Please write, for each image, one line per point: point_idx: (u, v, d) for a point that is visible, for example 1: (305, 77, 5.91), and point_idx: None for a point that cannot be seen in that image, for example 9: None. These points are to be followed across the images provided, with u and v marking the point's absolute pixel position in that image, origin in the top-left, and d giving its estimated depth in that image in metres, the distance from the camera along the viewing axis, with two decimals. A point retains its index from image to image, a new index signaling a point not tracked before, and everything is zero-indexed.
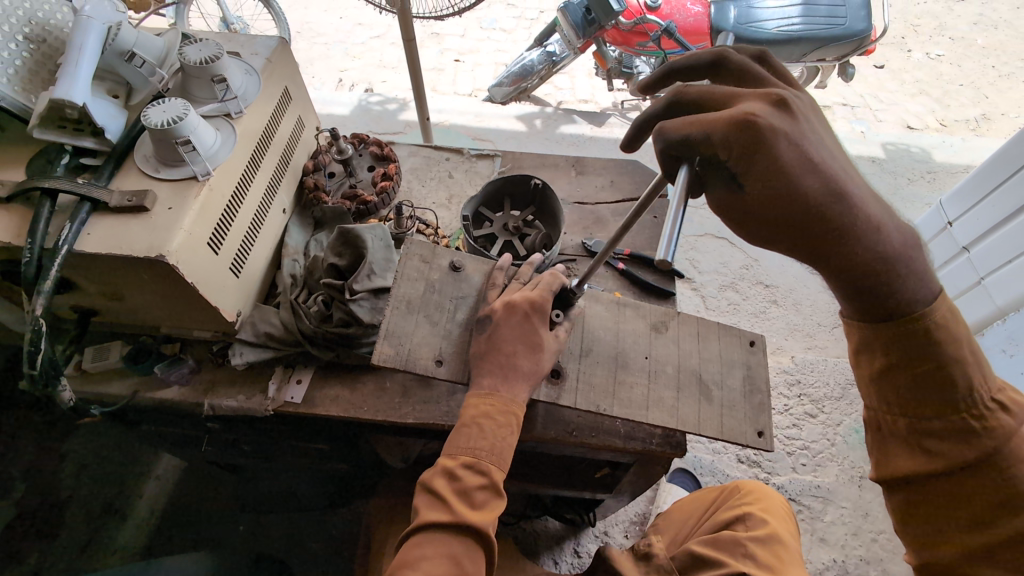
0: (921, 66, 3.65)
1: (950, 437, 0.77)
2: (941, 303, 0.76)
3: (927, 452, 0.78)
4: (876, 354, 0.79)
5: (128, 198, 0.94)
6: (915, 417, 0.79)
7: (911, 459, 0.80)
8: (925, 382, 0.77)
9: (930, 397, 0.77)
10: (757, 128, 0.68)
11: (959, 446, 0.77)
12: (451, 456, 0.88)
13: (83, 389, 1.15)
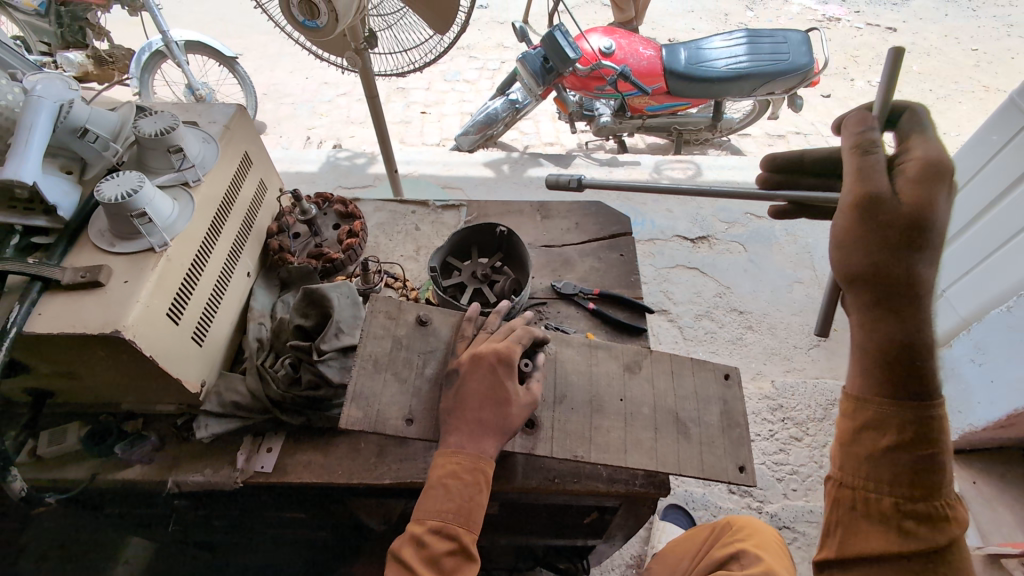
0: (865, 93, 3.87)
1: (917, 527, 0.72)
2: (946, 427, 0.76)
3: (901, 530, 0.73)
4: (886, 432, 0.76)
5: (81, 274, 0.91)
6: (888, 495, 0.75)
7: (900, 536, 0.72)
8: (910, 464, 0.74)
9: (914, 481, 0.74)
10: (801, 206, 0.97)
11: (931, 528, 0.72)
12: (419, 521, 0.85)
13: (38, 476, 1.09)
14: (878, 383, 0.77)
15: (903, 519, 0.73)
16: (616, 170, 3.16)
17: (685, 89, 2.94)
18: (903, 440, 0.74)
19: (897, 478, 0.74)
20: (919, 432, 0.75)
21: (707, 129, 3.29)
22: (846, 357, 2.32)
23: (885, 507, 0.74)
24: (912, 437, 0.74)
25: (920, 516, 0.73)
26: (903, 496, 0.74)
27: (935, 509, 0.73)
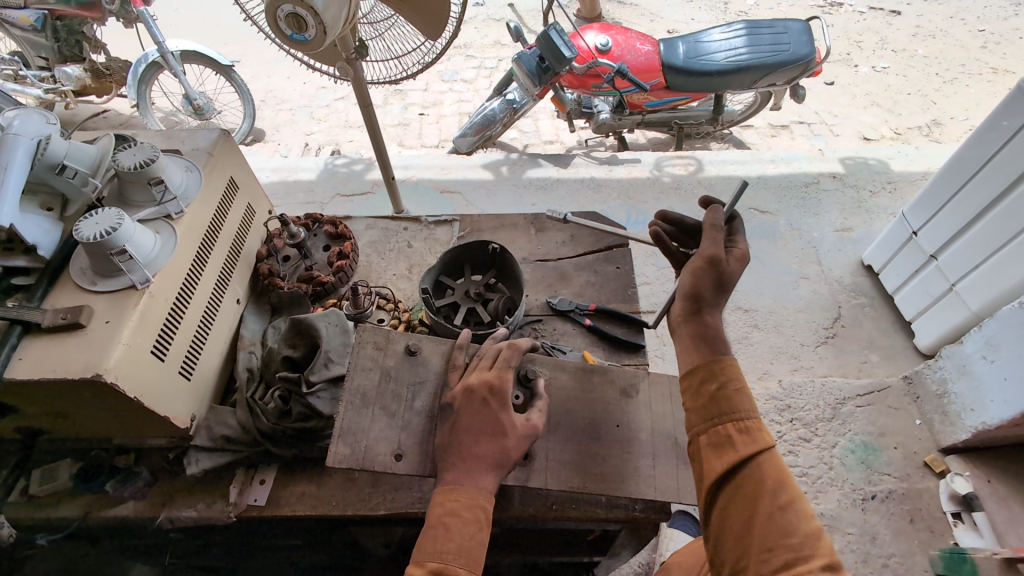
0: (868, 80, 3.80)
1: (736, 442, 0.80)
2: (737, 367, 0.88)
3: (730, 447, 0.80)
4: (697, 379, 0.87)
5: (61, 316, 0.89)
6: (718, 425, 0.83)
7: (728, 453, 0.80)
8: (722, 395, 0.84)
9: (726, 407, 0.83)
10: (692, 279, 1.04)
11: (746, 441, 0.80)
12: (418, 563, 0.82)
13: (30, 515, 1.08)
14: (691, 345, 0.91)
15: (726, 440, 0.81)
16: (615, 169, 3.03)
17: (685, 84, 2.89)
18: (709, 378, 0.86)
19: (712, 411, 0.84)
20: (717, 375, 0.86)
21: (708, 123, 3.23)
22: (854, 354, 2.28)
23: (717, 434, 0.82)
24: (719, 382, 0.85)
25: (739, 433, 0.81)
26: (728, 421, 0.82)
27: (748, 427, 0.81)
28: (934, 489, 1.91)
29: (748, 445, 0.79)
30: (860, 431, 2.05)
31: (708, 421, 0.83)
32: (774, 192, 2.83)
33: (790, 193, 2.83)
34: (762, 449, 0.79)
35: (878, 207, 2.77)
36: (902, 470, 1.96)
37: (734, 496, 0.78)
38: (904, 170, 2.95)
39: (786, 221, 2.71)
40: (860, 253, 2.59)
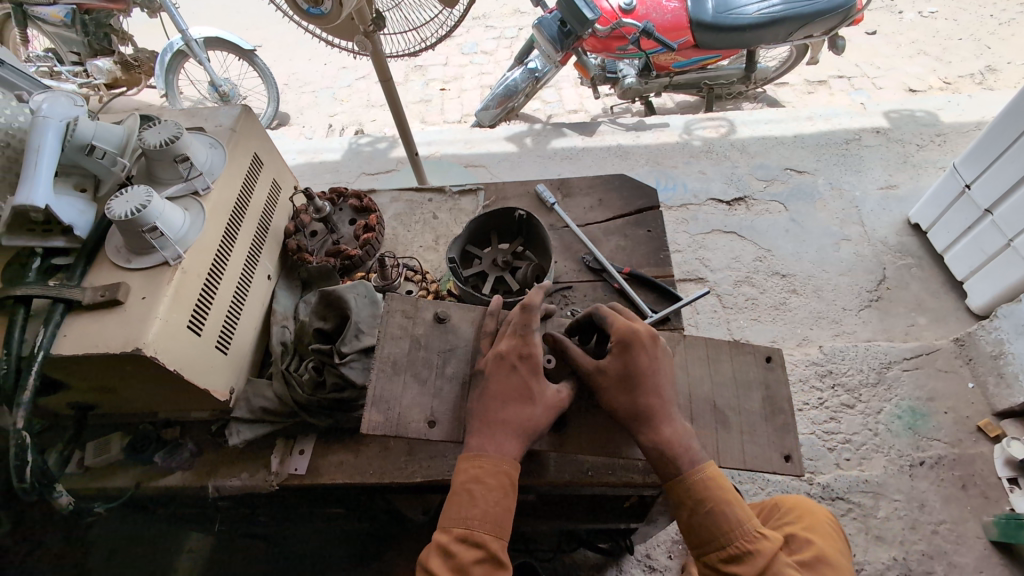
0: (914, 27, 3.55)
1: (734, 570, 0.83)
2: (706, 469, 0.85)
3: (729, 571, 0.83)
4: (678, 504, 0.85)
5: (101, 293, 0.92)
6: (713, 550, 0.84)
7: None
8: (707, 525, 0.84)
9: (715, 535, 0.83)
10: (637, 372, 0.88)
11: (740, 567, 0.82)
12: (443, 530, 0.80)
13: (86, 485, 1.12)
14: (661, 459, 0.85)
15: (723, 569, 0.84)
16: (644, 134, 2.92)
17: (715, 41, 2.76)
18: (691, 513, 0.84)
19: (700, 536, 0.84)
20: (688, 497, 0.84)
21: (740, 82, 3.08)
22: (900, 318, 2.17)
23: (714, 560, 0.84)
24: (693, 505, 0.84)
25: (729, 559, 0.83)
26: (720, 543, 0.83)
27: (739, 551, 0.83)
28: (988, 454, 1.82)
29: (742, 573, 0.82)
30: (907, 396, 1.95)
31: (698, 546, 0.85)
32: (812, 151, 2.69)
33: (830, 151, 2.68)
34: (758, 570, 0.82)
35: (925, 162, 2.61)
36: (953, 436, 1.87)
37: None
38: (955, 121, 2.76)
39: (825, 180, 2.58)
40: (906, 212, 2.45)
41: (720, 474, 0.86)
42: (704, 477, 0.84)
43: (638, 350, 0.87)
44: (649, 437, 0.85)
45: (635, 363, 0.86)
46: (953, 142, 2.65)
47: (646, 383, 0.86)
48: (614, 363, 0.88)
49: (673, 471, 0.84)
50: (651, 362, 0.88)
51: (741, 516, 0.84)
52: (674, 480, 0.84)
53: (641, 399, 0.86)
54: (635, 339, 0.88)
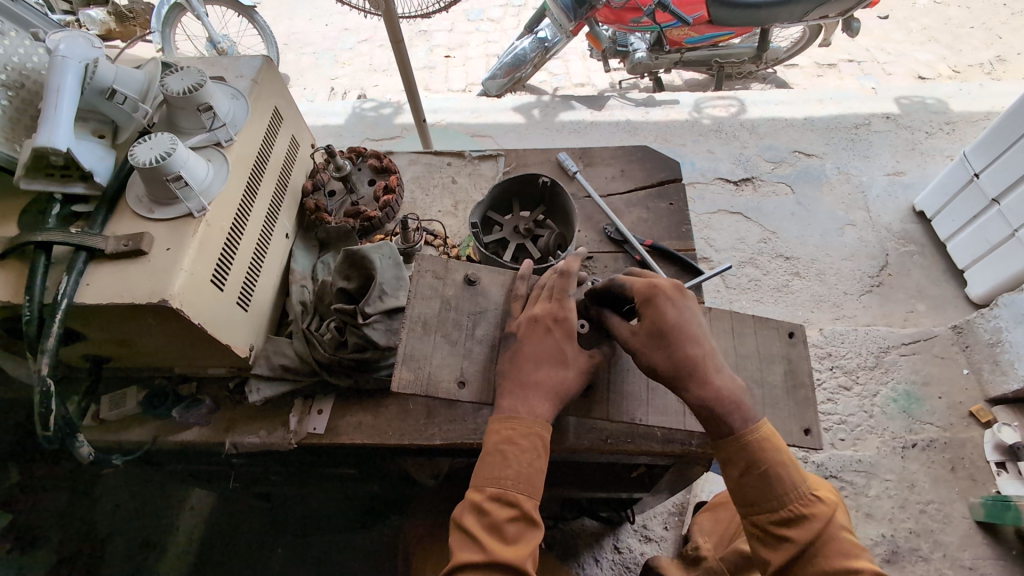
0: (926, 13, 3.50)
1: (787, 532, 0.84)
2: (764, 432, 0.86)
3: (779, 533, 0.84)
4: (733, 466, 0.86)
5: (124, 243, 0.90)
6: (766, 512, 0.85)
7: (780, 543, 0.84)
8: (761, 486, 0.85)
9: (768, 496, 0.85)
10: (668, 321, 0.86)
11: (794, 531, 0.83)
12: (477, 489, 0.83)
13: (102, 438, 1.12)
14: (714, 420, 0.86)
15: (773, 530, 0.85)
16: (652, 110, 2.88)
17: (730, 16, 2.69)
18: (746, 473, 0.85)
19: (753, 496, 0.85)
20: (743, 458, 0.86)
21: (750, 61, 3.02)
22: (901, 303, 2.18)
23: (763, 520, 0.86)
24: (746, 465, 0.85)
25: (782, 521, 0.84)
26: (774, 505, 0.85)
27: (791, 514, 0.84)
28: (979, 438, 1.85)
29: (794, 537, 0.83)
30: (903, 380, 1.98)
31: (750, 506, 0.86)
32: (822, 134, 2.67)
33: (839, 135, 2.67)
34: (812, 533, 0.82)
35: (933, 150, 2.60)
36: (946, 420, 1.90)
37: None
38: (964, 110, 2.74)
39: (833, 164, 2.57)
40: (912, 199, 2.44)
41: (778, 438, 0.87)
42: (759, 438, 0.85)
43: (663, 302, 0.87)
44: (695, 392, 0.85)
45: (663, 317, 0.86)
46: (960, 131, 2.64)
47: (679, 335, 0.86)
48: (645, 320, 0.87)
49: (727, 428, 0.85)
50: (680, 314, 0.87)
51: (797, 479, 0.85)
52: (727, 439, 0.86)
53: (677, 352, 0.85)
54: (656, 294, 0.87)
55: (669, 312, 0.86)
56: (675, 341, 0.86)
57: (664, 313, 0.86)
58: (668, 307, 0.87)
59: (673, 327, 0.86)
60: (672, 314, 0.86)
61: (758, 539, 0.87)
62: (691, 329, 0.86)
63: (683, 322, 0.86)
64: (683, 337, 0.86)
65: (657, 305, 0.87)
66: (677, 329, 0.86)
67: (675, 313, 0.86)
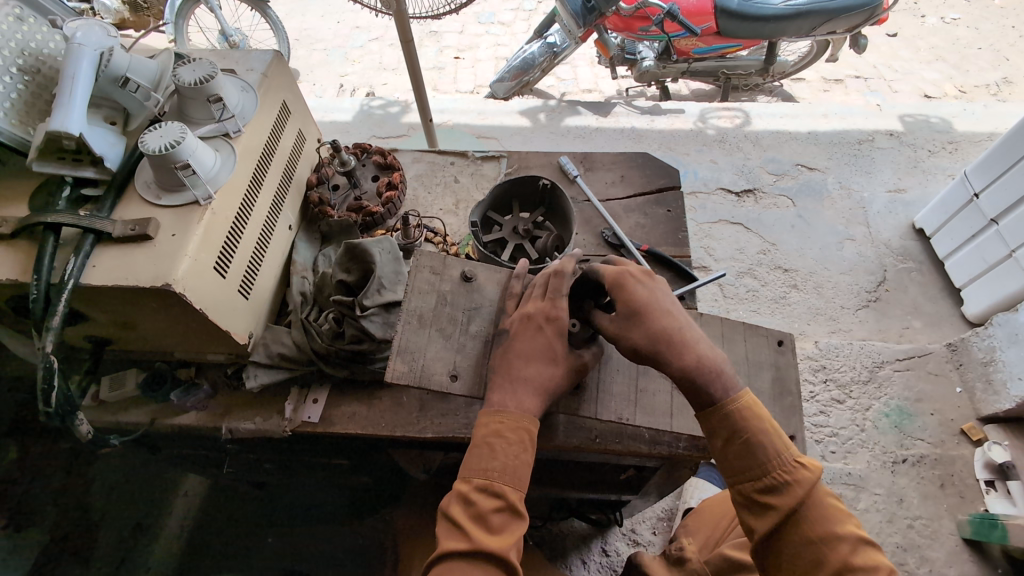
0: (934, 32, 3.52)
1: (772, 501, 0.85)
2: (743, 400, 0.87)
3: (764, 502, 0.85)
4: (717, 435, 0.88)
5: (131, 227, 0.92)
6: (752, 482, 0.86)
7: (766, 511, 0.85)
8: (744, 454, 0.86)
9: (751, 465, 0.86)
10: (638, 299, 0.88)
11: (778, 499, 0.84)
12: (465, 479, 0.85)
13: (101, 418, 1.15)
14: (697, 390, 0.87)
15: (758, 499, 0.86)
16: (658, 119, 2.91)
17: (738, 29, 2.72)
18: (729, 441, 0.87)
19: (736, 465, 0.87)
20: (725, 427, 0.87)
21: (758, 74, 3.03)
22: (897, 319, 2.20)
23: (748, 488, 0.87)
24: (729, 435, 0.87)
25: (766, 490, 0.85)
26: (757, 474, 0.86)
27: (775, 481, 0.85)
28: (969, 456, 1.87)
29: (778, 505, 0.84)
30: (896, 396, 1.99)
31: (735, 475, 0.87)
32: (825, 148, 2.69)
33: (842, 150, 2.68)
34: (797, 499, 0.84)
35: (935, 168, 2.62)
36: (937, 436, 1.91)
37: (789, 548, 0.84)
38: (968, 129, 2.76)
39: (835, 178, 2.59)
40: (912, 216, 2.46)
41: (759, 406, 0.88)
42: (739, 407, 0.87)
43: (632, 283, 0.89)
44: (676, 363, 0.86)
45: (633, 297, 0.88)
46: (963, 150, 2.66)
47: (651, 311, 0.88)
48: (618, 304, 0.89)
49: (709, 398, 0.87)
50: (650, 292, 0.89)
51: (780, 446, 0.86)
52: (709, 409, 0.88)
53: (653, 327, 0.87)
54: (624, 277, 0.90)
55: (637, 290, 0.89)
56: (649, 317, 0.87)
57: (631, 294, 0.89)
58: (636, 285, 0.89)
59: (644, 306, 0.88)
60: (641, 293, 0.89)
61: (744, 508, 0.88)
62: (661, 306, 0.88)
63: (654, 301, 0.88)
64: (656, 314, 0.88)
65: (625, 285, 0.89)
66: (647, 307, 0.88)
67: (644, 292, 0.89)
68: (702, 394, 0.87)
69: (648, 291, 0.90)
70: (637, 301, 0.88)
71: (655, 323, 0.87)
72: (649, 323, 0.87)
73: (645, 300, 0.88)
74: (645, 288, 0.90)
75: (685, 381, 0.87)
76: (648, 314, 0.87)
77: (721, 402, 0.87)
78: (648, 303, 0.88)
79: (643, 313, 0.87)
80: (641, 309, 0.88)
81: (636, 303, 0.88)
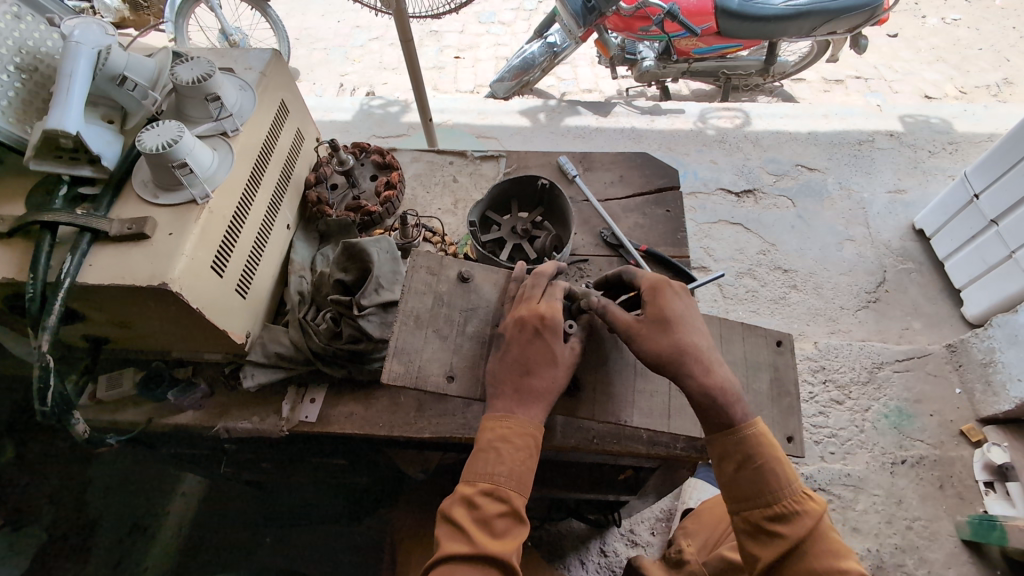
0: (936, 33, 3.52)
1: (779, 530, 0.85)
2: (758, 428, 0.88)
3: (771, 531, 0.86)
4: (728, 461, 0.88)
5: (127, 226, 0.92)
6: (759, 510, 0.87)
7: (772, 540, 0.85)
8: (755, 482, 0.87)
9: (760, 493, 0.86)
10: (674, 309, 0.90)
11: (786, 528, 0.85)
12: (469, 482, 0.85)
13: (98, 417, 1.14)
14: (714, 414, 0.88)
15: (765, 527, 0.86)
16: (658, 119, 2.90)
17: (739, 29, 2.72)
18: (740, 468, 0.87)
19: (745, 491, 0.87)
20: (738, 451, 0.88)
21: (758, 74, 3.03)
22: (897, 320, 2.19)
23: (756, 517, 0.87)
24: (742, 460, 0.87)
25: (774, 518, 0.86)
26: (766, 502, 0.86)
27: (784, 511, 0.86)
28: (968, 458, 1.86)
29: (786, 534, 0.84)
30: (895, 397, 1.99)
31: (744, 501, 0.88)
32: (825, 149, 2.69)
33: (842, 151, 2.68)
34: (806, 530, 0.84)
35: (935, 169, 2.61)
36: (937, 438, 1.91)
37: None
38: (968, 130, 2.75)
39: (835, 179, 2.59)
40: (912, 217, 2.46)
41: (772, 435, 0.90)
42: (755, 433, 0.88)
43: (669, 294, 0.92)
44: (699, 377, 0.87)
45: (668, 306, 0.91)
46: (963, 151, 2.66)
47: (683, 324, 0.90)
48: (649, 311, 0.91)
49: (727, 420, 0.87)
50: (685, 308, 0.92)
51: (790, 476, 0.87)
52: (725, 432, 0.88)
53: (682, 337, 0.88)
54: (663, 287, 0.93)
55: (675, 303, 0.91)
56: (682, 329, 0.89)
57: (668, 304, 0.91)
58: (674, 298, 0.92)
59: (680, 318, 0.90)
60: (678, 306, 0.91)
61: (748, 534, 0.88)
62: (695, 322, 0.91)
63: (691, 316, 0.91)
64: (689, 326, 0.90)
65: (661, 297, 0.91)
66: (682, 319, 0.90)
67: (681, 305, 0.91)
68: (719, 418, 0.88)
69: (684, 304, 0.92)
70: (674, 312, 0.90)
71: (686, 334, 0.89)
72: (682, 331, 0.89)
73: (682, 311, 0.91)
74: (682, 301, 0.92)
75: (705, 402, 0.88)
76: (682, 325, 0.90)
77: (737, 428, 0.88)
78: (683, 316, 0.90)
79: (677, 322, 0.89)
80: (674, 320, 0.90)
81: (670, 314, 0.90)
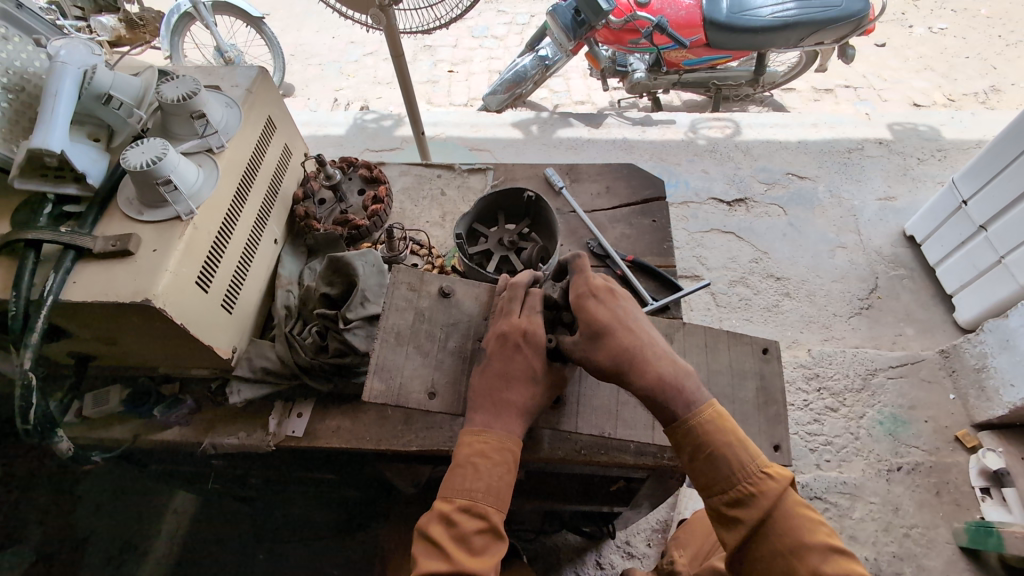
0: (923, 42, 3.57)
1: (739, 514, 0.84)
2: (705, 414, 0.87)
3: (732, 517, 0.84)
4: (682, 452, 0.88)
5: (112, 243, 0.92)
6: (720, 497, 0.86)
7: (734, 524, 0.84)
8: (708, 468, 0.86)
9: (716, 480, 0.85)
10: (597, 318, 0.88)
11: (745, 511, 0.83)
12: (446, 499, 0.85)
13: (84, 434, 1.14)
14: (659, 406, 0.88)
15: (725, 514, 0.85)
16: (649, 130, 2.93)
17: (726, 40, 2.75)
18: (694, 458, 0.87)
19: (702, 479, 0.87)
20: (690, 442, 0.88)
21: (748, 84, 3.06)
22: (889, 327, 2.20)
23: (718, 505, 0.86)
24: (693, 449, 0.87)
25: (733, 503, 0.84)
26: (724, 489, 0.85)
27: (740, 494, 0.84)
28: (964, 463, 1.86)
29: (745, 517, 0.83)
30: (889, 404, 1.99)
31: (703, 488, 0.87)
32: (814, 156, 2.72)
33: (832, 159, 2.71)
34: (765, 512, 0.82)
35: (924, 176, 2.63)
36: (932, 444, 1.91)
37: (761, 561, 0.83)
38: (956, 137, 2.79)
39: (826, 187, 2.61)
40: (902, 223, 2.47)
41: (724, 418, 0.88)
42: (701, 419, 0.87)
43: (592, 304, 0.89)
44: (640, 381, 0.87)
45: (594, 317, 0.88)
46: (952, 157, 2.68)
47: (612, 330, 0.88)
48: (581, 325, 0.89)
49: (670, 414, 0.88)
50: (610, 312, 0.89)
51: (743, 458, 0.85)
52: (671, 424, 0.88)
53: (615, 349, 0.87)
54: (585, 298, 0.90)
55: (596, 312, 0.88)
56: (610, 340, 0.87)
57: (592, 314, 0.88)
58: (591, 304, 0.90)
59: (606, 330, 0.88)
60: (599, 315, 0.88)
61: (715, 521, 0.87)
62: (621, 326, 0.89)
63: (612, 323, 0.88)
64: (617, 334, 0.88)
65: (586, 309, 0.89)
66: (606, 330, 0.88)
67: (601, 313, 0.89)
68: (665, 410, 0.88)
69: (608, 310, 0.90)
70: (598, 323, 0.88)
71: (613, 344, 0.87)
72: (612, 343, 0.87)
73: (602, 321, 0.88)
74: (604, 307, 0.90)
75: (647, 399, 0.88)
76: (608, 338, 0.87)
77: (682, 418, 0.87)
78: (604, 325, 0.88)
79: (604, 336, 0.87)
80: (600, 331, 0.88)
81: (596, 326, 0.88)
